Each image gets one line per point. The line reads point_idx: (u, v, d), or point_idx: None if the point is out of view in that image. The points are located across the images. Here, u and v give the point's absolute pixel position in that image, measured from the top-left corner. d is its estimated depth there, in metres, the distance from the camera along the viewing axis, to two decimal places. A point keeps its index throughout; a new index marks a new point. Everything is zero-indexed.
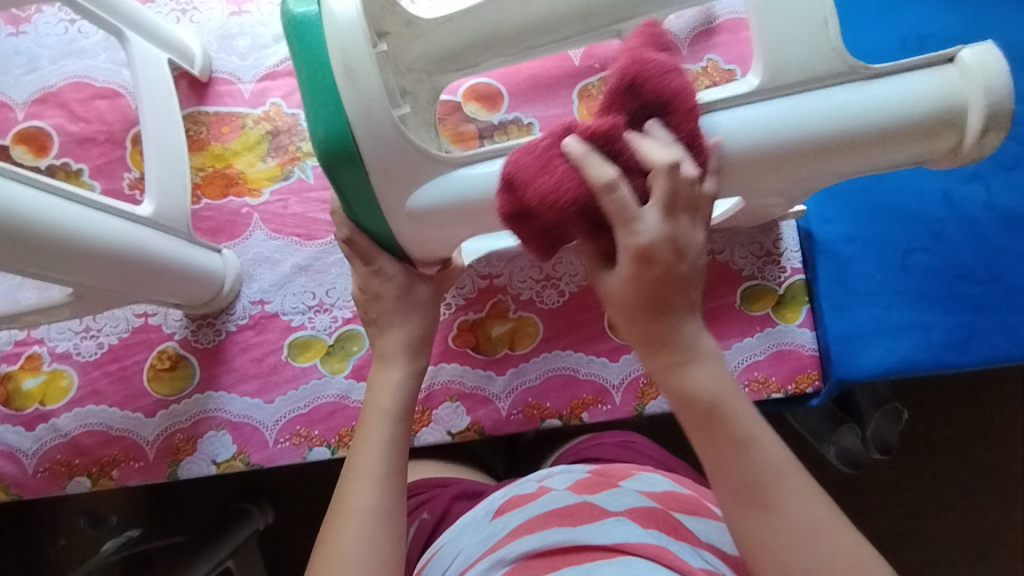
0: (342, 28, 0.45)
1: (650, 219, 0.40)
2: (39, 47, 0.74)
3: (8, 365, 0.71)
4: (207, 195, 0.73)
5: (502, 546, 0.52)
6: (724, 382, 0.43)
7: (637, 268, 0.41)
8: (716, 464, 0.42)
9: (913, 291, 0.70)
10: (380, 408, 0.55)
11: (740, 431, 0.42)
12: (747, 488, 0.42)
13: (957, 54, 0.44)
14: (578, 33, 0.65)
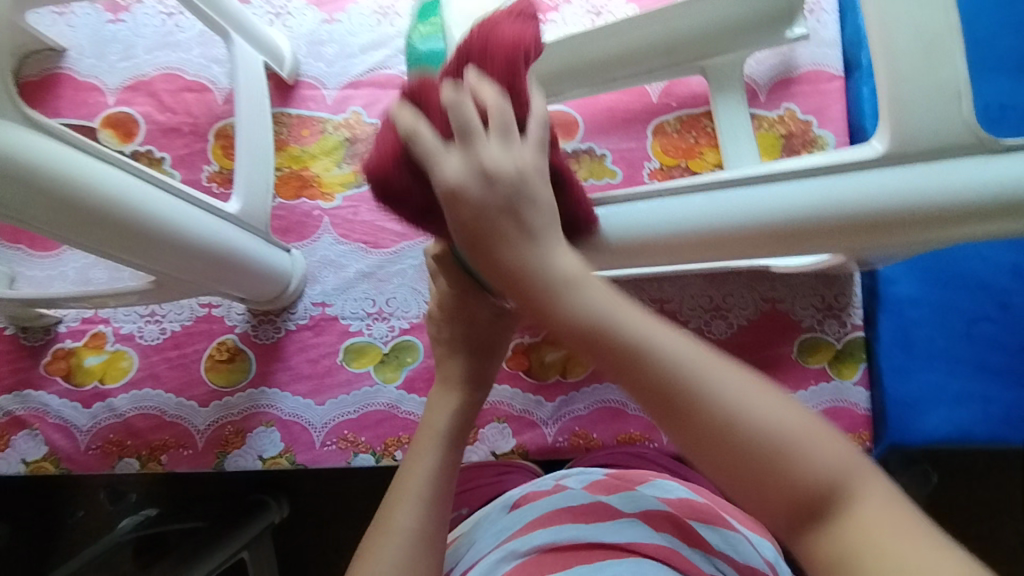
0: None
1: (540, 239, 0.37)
2: (136, 36, 0.77)
3: (73, 341, 0.73)
4: (282, 194, 0.74)
5: (516, 538, 0.51)
6: (578, 269, 0.36)
7: (470, 183, 0.37)
8: (662, 413, 0.33)
9: (976, 361, 0.69)
10: (435, 429, 0.52)
11: (651, 347, 0.33)
12: (669, 397, 0.32)
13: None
14: (662, 68, 0.67)
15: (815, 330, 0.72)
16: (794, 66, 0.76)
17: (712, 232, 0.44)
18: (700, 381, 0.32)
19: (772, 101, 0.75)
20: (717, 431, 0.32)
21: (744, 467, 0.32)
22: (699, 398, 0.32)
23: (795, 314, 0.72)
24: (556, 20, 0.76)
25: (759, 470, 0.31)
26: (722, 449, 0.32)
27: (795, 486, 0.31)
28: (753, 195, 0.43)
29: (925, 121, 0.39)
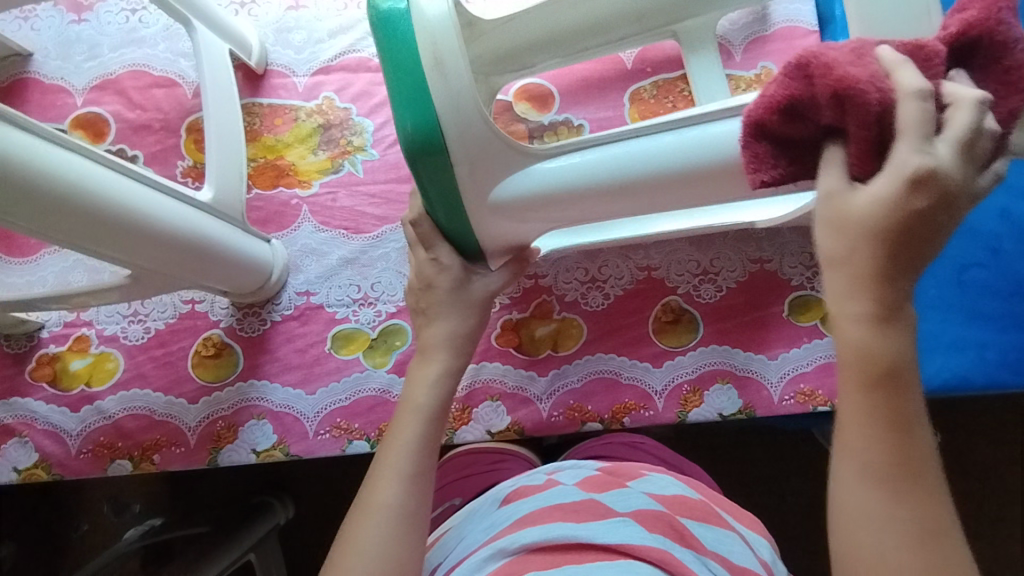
0: (433, 20, 0.46)
1: (941, 148, 0.31)
2: (101, 35, 0.76)
3: (57, 346, 0.72)
4: (258, 185, 0.73)
5: (506, 535, 0.51)
6: (901, 352, 0.33)
7: (908, 194, 0.31)
8: (879, 386, 0.33)
9: (968, 307, 0.68)
10: (417, 403, 0.51)
11: (906, 362, 0.33)
12: (888, 390, 0.33)
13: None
14: (632, 34, 0.64)
15: (807, 288, 0.71)
16: (769, 23, 0.75)
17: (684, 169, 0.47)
18: (911, 395, 0.34)
19: (749, 60, 0.75)
20: (904, 429, 0.34)
21: (888, 468, 0.33)
22: (908, 399, 0.34)
23: (783, 273, 0.72)
24: None
25: (918, 472, 0.33)
26: (896, 446, 0.33)
27: (916, 512, 0.33)
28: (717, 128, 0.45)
29: (893, 36, 0.43)
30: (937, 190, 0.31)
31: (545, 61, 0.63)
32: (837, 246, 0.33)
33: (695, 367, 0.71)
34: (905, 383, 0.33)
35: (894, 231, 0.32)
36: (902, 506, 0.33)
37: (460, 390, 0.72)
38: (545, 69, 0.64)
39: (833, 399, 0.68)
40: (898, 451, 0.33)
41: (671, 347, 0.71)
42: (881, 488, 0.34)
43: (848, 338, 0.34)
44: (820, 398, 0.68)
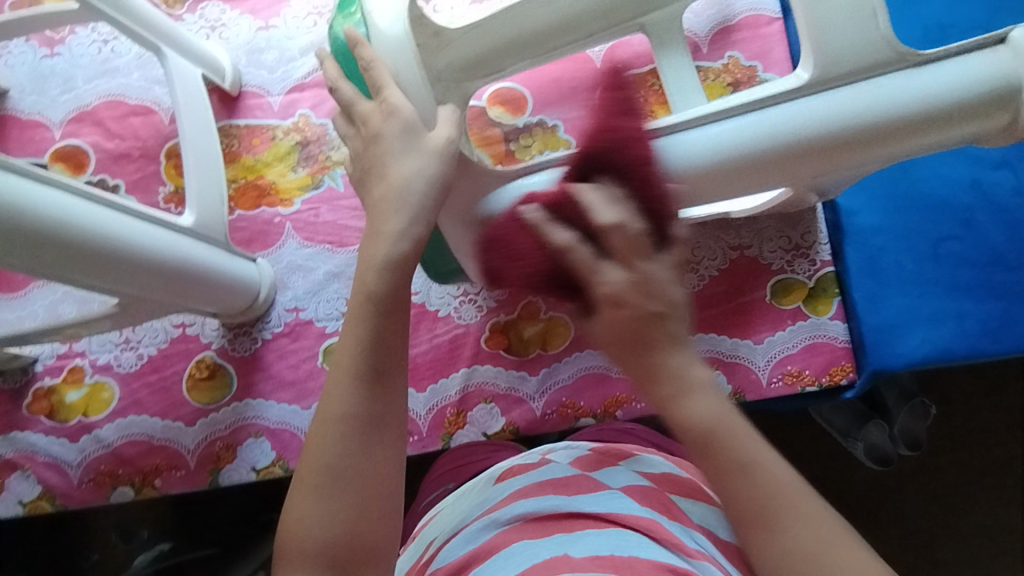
0: (391, 41, 0.50)
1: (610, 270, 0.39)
2: (74, 68, 0.76)
3: (52, 379, 0.72)
4: (241, 206, 0.74)
5: (500, 507, 0.52)
6: (718, 409, 0.39)
7: (580, 241, 0.40)
8: (711, 452, 0.38)
9: (946, 279, 0.70)
10: (365, 292, 0.45)
11: (714, 428, 0.38)
12: (716, 455, 0.38)
13: (1007, 35, 0.44)
14: (602, 29, 0.58)
15: (787, 271, 0.72)
16: (732, 14, 0.76)
17: (679, 176, 0.47)
18: (749, 446, 0.38)
19: (715, 52, 0.76)
20: (729, 462, 0.38)
21: (758, 501, 0.37)
22: (738, 451, 0.38)
23: (763, 258, 0.73)
24: None
25: (769, 495, 0.37)
26: (748, 493, 0.37)
27: (798, 536, 0.36)
28: (711, 133, 0.46)
29: (845, 44, 0.43)
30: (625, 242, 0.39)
31: (514, 65, 0.57)
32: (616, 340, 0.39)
33: None
34: (717, 449, 0.38)
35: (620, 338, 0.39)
36: (776, 532, 0.37)
37: (454, 395, 0.73)
38: (516, 73, 0.58)
39: (820, 378, 0.70)
40: (758, 493, 0.37)
41: None
42: (756, 528, 0.37)
43: (676, 419, 0.39)
44: (808, 378, 0.70)
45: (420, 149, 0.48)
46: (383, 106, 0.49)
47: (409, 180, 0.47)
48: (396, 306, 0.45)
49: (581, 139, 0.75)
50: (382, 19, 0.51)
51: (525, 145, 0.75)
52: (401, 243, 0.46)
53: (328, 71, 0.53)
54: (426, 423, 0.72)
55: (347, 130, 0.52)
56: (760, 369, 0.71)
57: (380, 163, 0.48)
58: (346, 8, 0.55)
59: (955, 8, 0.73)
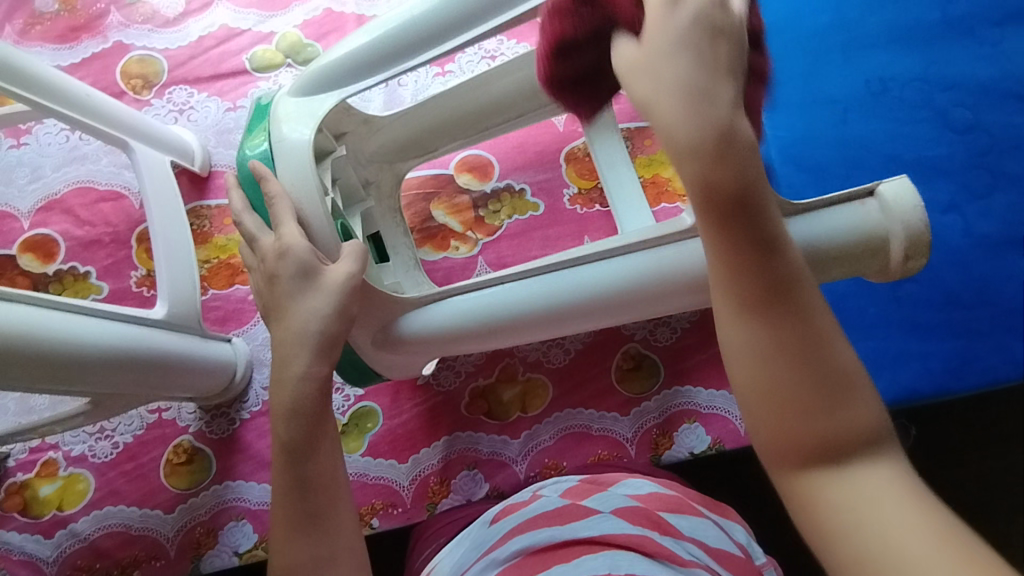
0: (293, 175, 0.50)
1: (719, 87, 0.35)
2: (42, 157, 0.77)
3: (24, 474, 0.71)
4: (214, 286, 0.74)
5: (497, 547, 0.53)
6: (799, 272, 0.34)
7: (718, 141, 0.34)
8: (757, 298, 0.34)
9: (907, 321, 0.72)
10: (281, 441, 0.46)
11: (789, 270, 0.34)
12: (784, 302, 0.34)
13: (876, 187, 0.47)
14: (529, 112, 0.74)
15: None
16: None
17: (565, 308, 0.52)
18: (816, 301, 0.34)
19: None
20: (804, 342, 0.33)
21: (801, 388, 0.32)
22: (834, 352, 0.33)
23: None
24: (454, 71, 0.79)
25: (823, 375, 0.33)
26: (804, 379, 0.33)
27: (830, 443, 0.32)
28: (588, 272, 0.51)
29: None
30: (720, 131, 0.34)
31: (446, 145, 0.74)
32: (678, 155, 0.35)
33: (661, 410, 0.73)
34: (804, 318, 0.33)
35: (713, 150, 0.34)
36: (818, 435, 0.32)
37: (436, 463, 0.72)
38: (449, 149, 0.75)
39: None
40: (784, 342, 0.33)
41: (634, 394, 0.73)
42: (790, 420, 0.33)
43: (697, 197, 0.35)
44: None
45: (319, 288, 0.48)
46: (278, 244, 0.48)
47: (308, 325, 0.47)
48: (316, 448, 0.47)
49: (548, 201, 0.77)
50: (290, 148, 0.50)
51: (493, 211, 0.77)
52: (305, 384, 0.46)
53: (236, 201, 0.53)
54: (410, 494, 0.72)
55: (251, 260, 0.52)
56: (738, 418, 0.72)
57: (277, 304, 0.49)
58: (259, 131, 0.54)
59: (894, 61, 0.77)
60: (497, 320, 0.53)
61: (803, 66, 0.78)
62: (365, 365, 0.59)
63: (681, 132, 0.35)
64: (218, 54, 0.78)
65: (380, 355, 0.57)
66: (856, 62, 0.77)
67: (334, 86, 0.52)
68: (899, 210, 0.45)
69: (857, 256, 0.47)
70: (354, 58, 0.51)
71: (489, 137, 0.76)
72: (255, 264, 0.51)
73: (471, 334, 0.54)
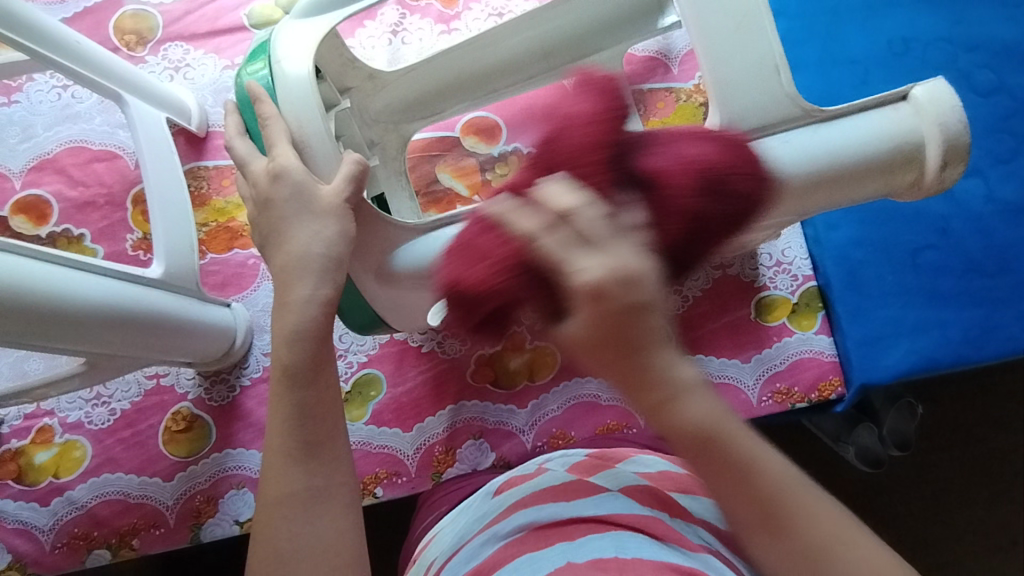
0: (289, 99, 0.47)
1: (591, 261, 0.34)
2: (33, 115, 0.74)
3: (19, 440, 0.69)
4: (212, 250, 0.72)
5: (499, 521, 0.51)
6: (715, 408, 0.36)
7: (591, 325, 0.34)
8: (701, 453, 0.36)
9: (927, 289, 0.70)
10: (281, 370, 0.45)
11: (719, 423, 0.36)
12: (707, 453, 0.36)
13: (908, 91, 0.44)
14: (540, 72, 0.71)
15: (769, 288, 0.72)
16: None
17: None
18: (746, 442, 0.37)
19: (686, 72, 0.76)
20: (734, 478, 0.36)
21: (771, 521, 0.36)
22: (734, 446, 0.36)
23: (746, 276, 0.72)
24: (460, 29, 0.76)
25: (788, 525, 0.36)
26: (734, 493, 0.36)
27: (817, 553, 0.36)
28: None
29: (740, 75, 0.43)
30: (617, 282, 0.33)
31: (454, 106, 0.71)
32: (587, 351, 0.35)
33: None
34: (719, 443, 0.36)
35: (599, 342, 0.34)
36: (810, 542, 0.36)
37: (441, 432, 0.71)
38: (456, 112, 0.72)
39: (809, 394, 0.70)
40: (762, 504, 0.36)
41: None
42: (762, 541, 0.36)
43: (660, 420, 0.36)
44: (798, 395, 0.70)
45: (315, 211, 0.46)
46: (271, 167, 0.46)
47: (309, 253, 0.46)
48: (319, 387, 0.46)
49: None
50: (286, 68, 0.47)
51: (501, 174, 0.75)
52: (307, 315, 0.46)
53: (231, 125, 0.51)
54: (414, 464, 0.70)
55: (243, 188, 0.50)
56: (749, 388, 0.70)
57: (275, 231, 0.47)
58: (254, 51, 0.50)
59: (916, 20, 0.74)
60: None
61: (824, 24, 0.75)
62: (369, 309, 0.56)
63: (586, 271, 0.33)
64: (215, 9, 0.75)
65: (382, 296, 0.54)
66: (878, 21, 0.74)
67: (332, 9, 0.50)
68: (933, 109, 0.43)
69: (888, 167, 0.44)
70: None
71: (497, 99, 0.73)
72: (246, 188, 0.49)
73: None
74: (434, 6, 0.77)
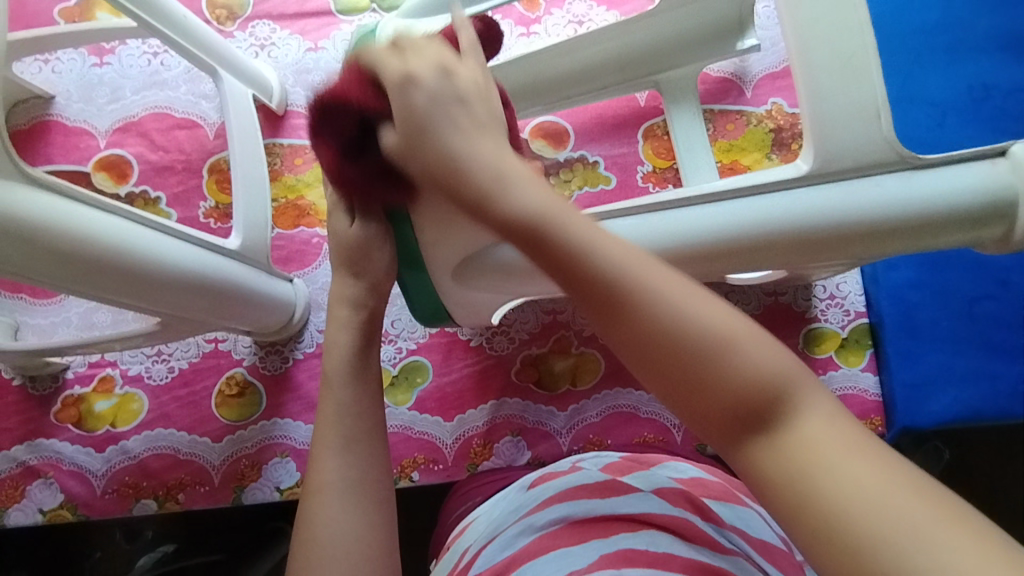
0: None
1: (424, 60, 0.39)
2: (122, 78, 0.77)
3: (81, 387, 0.72)
4: (279, 225, 0.74)
5: (535, 512, 0.53)
6: (545, 200, 0.34)
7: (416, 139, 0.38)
8: (531, 248, 0.33)
9: (980, 339, 0.70)
10: None
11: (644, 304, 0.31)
12: (539, 248, 0.33)
13: (1007, 148, 0.44)
14: (616, 83, 0.72)
15: (819, 320, 0.72)
16: (776, 61, 0.77)
17: (710, 245, 0.46)
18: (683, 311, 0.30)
19: (759, 97, 0.77)
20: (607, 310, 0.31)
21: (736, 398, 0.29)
22: (559, 242, 0.32)
23: (797, 305, 0.73)
24: (539, 33, 0.77)
25: (686, 368, 0.29)
26: (604, 324, 0.31)
27: (717, 380, 0.29)
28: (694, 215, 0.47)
29: (838, 114, 0.44)
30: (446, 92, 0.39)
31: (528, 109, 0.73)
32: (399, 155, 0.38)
33: None
34: (544, 244, 0.33)
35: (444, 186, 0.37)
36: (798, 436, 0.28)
37: (480, 426, 0.72)
38: (529, 114, 0.73)
39: None
40: (625, 321, 0.31)
41: None
42: (661, 382, 0.30)
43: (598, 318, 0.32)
44: None
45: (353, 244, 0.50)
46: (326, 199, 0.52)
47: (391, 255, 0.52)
48: None
49: (621, 177, 0.76)
50: None
51: (565, 179, 0.76)
52: None
53: None
54: (451, 453, 0.72)
55: None
56: None
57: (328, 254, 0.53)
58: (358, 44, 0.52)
59: (999, 68, 0.73)
60: (658, 246, 0.47)
61: (905, 62, 0.74)
62: (437, 300, 0.59)
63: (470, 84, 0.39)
64: None
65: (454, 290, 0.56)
66: (961, 64, 0.74)
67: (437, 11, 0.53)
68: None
69: (977, 220, 0.44)
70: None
71: (570, 106, 0.75)
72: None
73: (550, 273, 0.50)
74: (517, 7, 0.78)
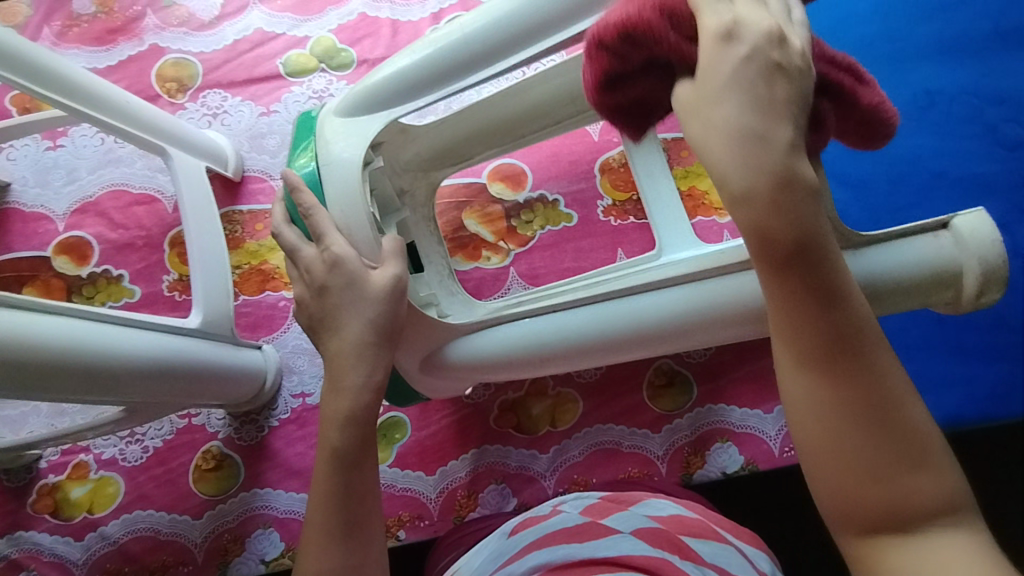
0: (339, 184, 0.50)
1: (739, 1, 0.36)
2: (77, 159, 0.77)
3: (56, 475, 0.71)
4: (245, 292, 0.74)
5: (513, 561, 0.52)
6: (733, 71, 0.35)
7: (735, 53, 0.34)
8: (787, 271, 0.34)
9: (950, 343, 0.70)
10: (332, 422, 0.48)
11: (840, 285, 0.34)
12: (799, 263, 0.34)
13: (948, 220, 0.47)
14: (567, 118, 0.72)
15: None
16: None
17: (631, 331, 0.53)
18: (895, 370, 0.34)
19: None
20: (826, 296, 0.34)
21: (881, 469, 0.33)
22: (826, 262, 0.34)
23: None
24: (488, 78, 0.78)
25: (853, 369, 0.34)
26: (798, 287, 0.34)
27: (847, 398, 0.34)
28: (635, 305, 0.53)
29: None
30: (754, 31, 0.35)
31: (481, 152, 0.72)
32: (690, 106, 0.36)
33: (693, 428, 0.71)
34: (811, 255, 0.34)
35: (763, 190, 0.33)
36: (883, 504, 0.33)
37: (464, 476, 0.72)
38: (485, 156, 0.73)
39: None
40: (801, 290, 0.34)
41: (666, 411, 0.72)
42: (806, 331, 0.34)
43: (794, 327, 0.35)
44: None
45: (367, 296, 0.49)
46: (327, 256, 0.50)
47: (360, 338, 0.49)
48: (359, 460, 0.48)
49: (581, 211, 0.76)
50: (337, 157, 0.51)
51: (526, 221, 0.77)
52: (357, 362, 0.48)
53: (277, 212, 0.54)
54: (437, 507, 0.71)
55: (293, 273, 0.53)
56: (772, 439, 0.70)
57: (332, 317, 0.50)
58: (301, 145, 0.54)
59: (941, 73, 0.74)
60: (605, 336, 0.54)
61: None
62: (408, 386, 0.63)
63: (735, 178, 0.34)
64: (252, 59, 0.79)
65: (422, 378, 0.62)
66: (904, 74, 0.75)
67: (379, 103, 0.52)
68: (973, 244, 0.45)
69: (928, 288, 0.46)
70: (401, 76, 0.51)
71: (523, 145, 0.74)
72: (300, 277, 0.51)
73: (510, 364, 0.58)
74: None
